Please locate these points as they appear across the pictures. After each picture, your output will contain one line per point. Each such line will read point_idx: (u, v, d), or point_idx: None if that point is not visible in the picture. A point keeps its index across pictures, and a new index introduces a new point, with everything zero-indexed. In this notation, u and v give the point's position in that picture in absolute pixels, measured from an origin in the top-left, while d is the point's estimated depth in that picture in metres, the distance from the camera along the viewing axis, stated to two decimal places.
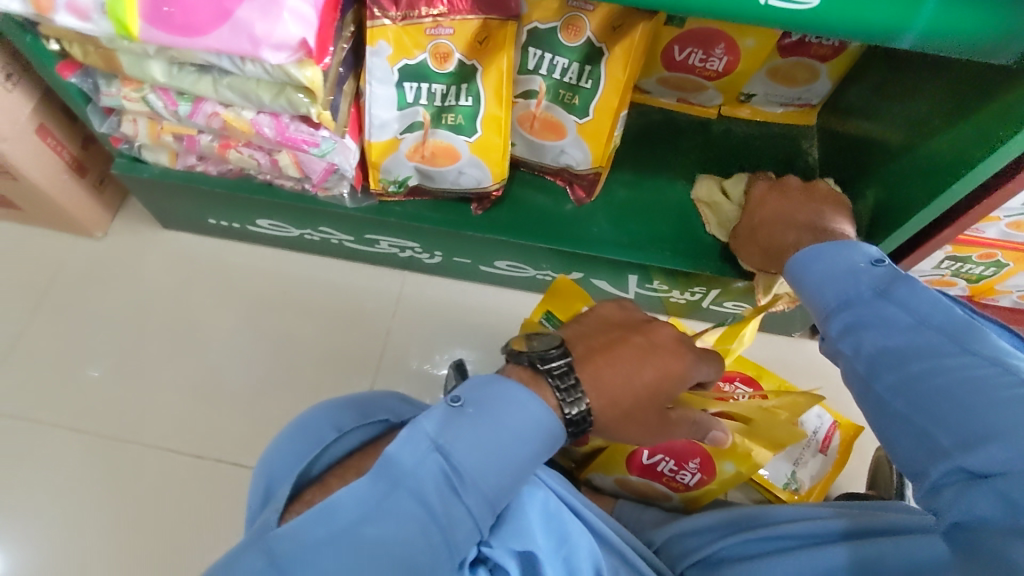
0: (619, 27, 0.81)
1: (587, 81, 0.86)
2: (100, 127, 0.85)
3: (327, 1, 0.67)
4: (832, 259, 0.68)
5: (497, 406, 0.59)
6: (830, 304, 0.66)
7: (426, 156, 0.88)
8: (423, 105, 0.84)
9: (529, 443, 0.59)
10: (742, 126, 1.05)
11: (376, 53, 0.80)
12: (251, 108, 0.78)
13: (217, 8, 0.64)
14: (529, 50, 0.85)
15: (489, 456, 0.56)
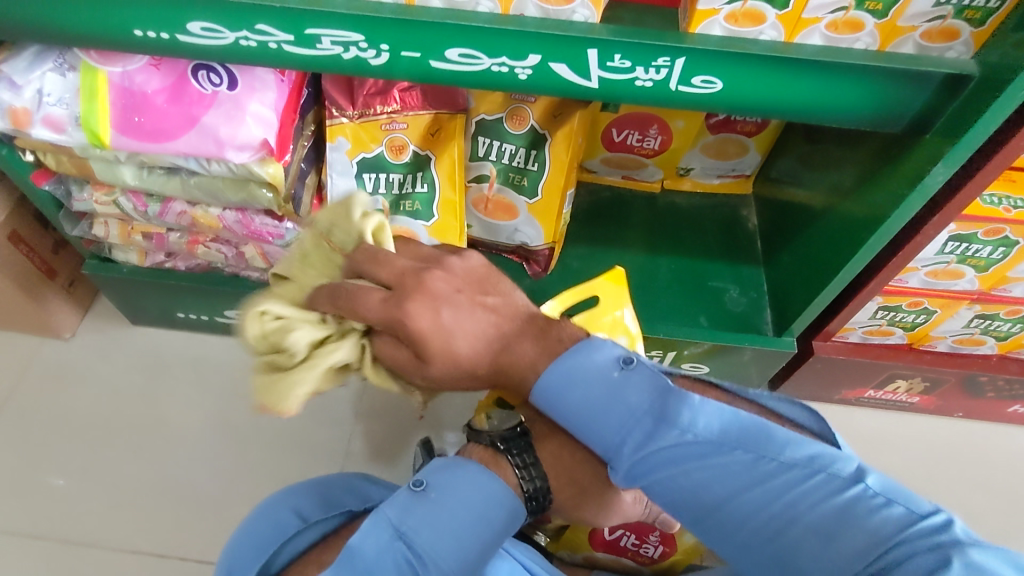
0: (558, 116, 0.89)
1: (533, 164, 0.92)
2: (72, 230, 0.89)
3: (287, 104, 0.74)
4: (584, 378, 0.55)
5: (456, 491, 0.59)
6: (614, 439, 0.54)
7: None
8: (382, 193, 0.89)
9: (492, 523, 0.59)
10: (685, 198, 1.13)
11: (335, 148, 0.86)
12: (217, 205, 0.83)
13: (185, 115, 0.70)
14: (479, 139, 0.92)
15: (453, 543, 0.57)
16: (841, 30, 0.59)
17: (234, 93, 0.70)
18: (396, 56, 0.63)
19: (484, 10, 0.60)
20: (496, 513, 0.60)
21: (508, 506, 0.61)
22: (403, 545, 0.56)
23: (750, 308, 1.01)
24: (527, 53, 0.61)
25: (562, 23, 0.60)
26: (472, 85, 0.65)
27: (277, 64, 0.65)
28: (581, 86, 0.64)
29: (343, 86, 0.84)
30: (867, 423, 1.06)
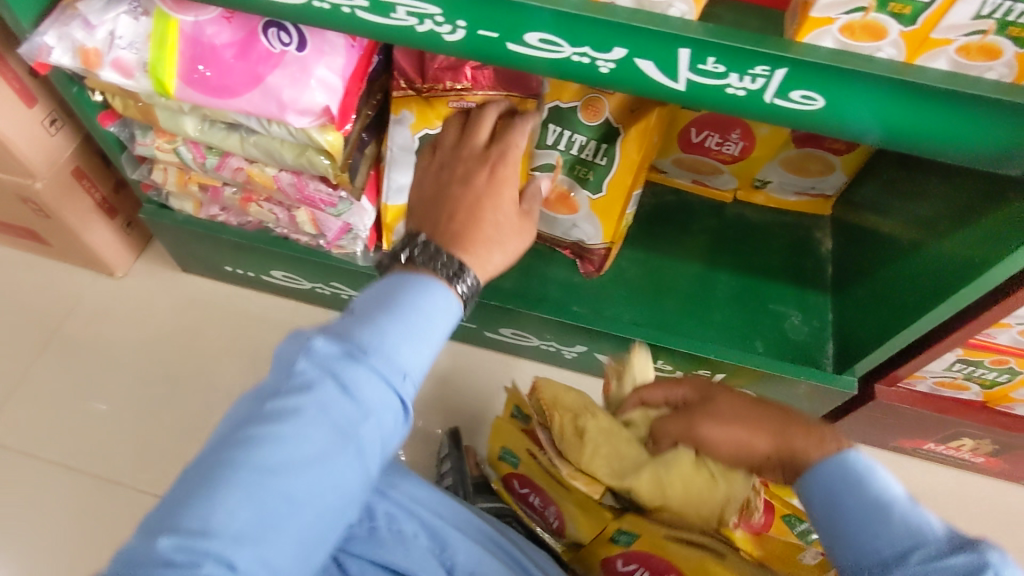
0: (636, 109, 0.84)
1: (602, 158, 0.88)
2: (132, 173, 0.89)
3: (355, 71, 0.71)
4: (850, 489, 0.49)
5: (376, 295, 0.51)
6: (884, 558, 0.46)
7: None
8: None
9: (426, 312, 0.51)
10: (756, 212, 1.06)
11: (399, 121, 0.84)
12: (273, 165, 0.81)
13: (249, 73, 0.68)
14: (550, 126, 0.87)
15: (380, 327, 0.48)
16: (973, 57, 0.51)
17: (302, 54, 0.68)
18: (473, 34, 0.59)
19: None
20: (429, 301, 0.51)
21: (439, 290, 0.52)
22: (325, 338, 0.48)
23: (811, 337, 0.95)
24: (612, 45, 0.56)
25: (655, 17, 0.55)
26: (549, 73, 0.61)
27: (350, 30, 0.62)
28: (666, 87, 0.58)
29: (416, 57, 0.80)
30: (917, 475, 1.01)
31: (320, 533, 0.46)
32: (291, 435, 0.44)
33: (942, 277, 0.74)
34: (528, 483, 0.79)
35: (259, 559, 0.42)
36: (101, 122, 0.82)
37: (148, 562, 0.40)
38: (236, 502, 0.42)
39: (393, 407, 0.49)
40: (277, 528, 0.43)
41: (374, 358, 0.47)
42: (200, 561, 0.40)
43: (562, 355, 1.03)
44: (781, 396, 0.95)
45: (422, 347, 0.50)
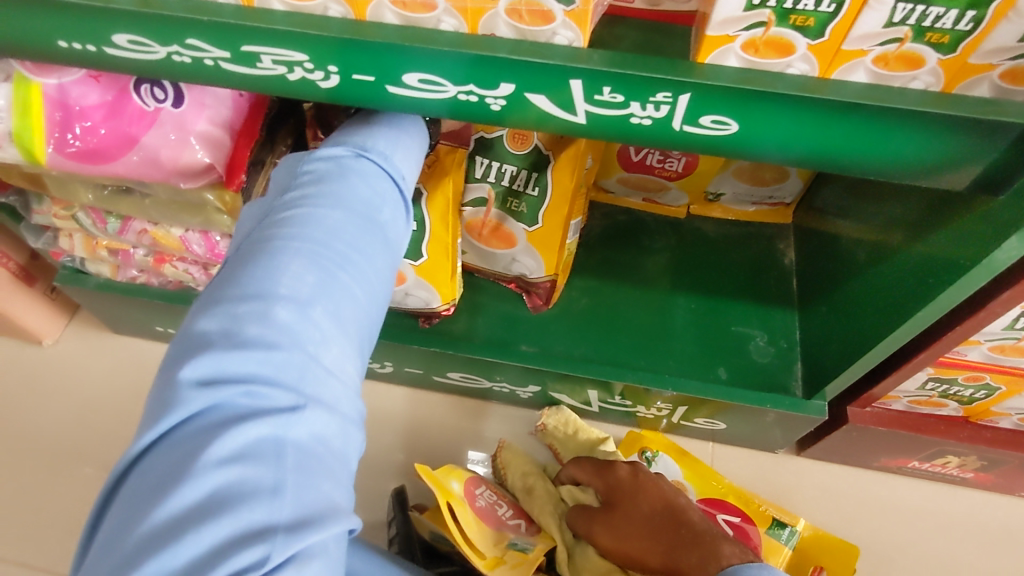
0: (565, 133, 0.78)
1: (533, 188, 0.81)
2: (36, 242, 0.84)
3: (245, 123, 0.66)
4: None
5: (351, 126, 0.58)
6: None
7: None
8: None
9: (405, 130, 0.58)
10: (713, 227, 1.01)
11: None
12: (178, 226, 0.76)
13: (123, 134, 0.62)
14: (477, 159, 0.80)
15: (369, 138, 0.55)
16: (893, 67, 0.46)
17: (179, 110, 0.62)
18: (347, 79, 0.53)
19: (448, 28, 0.50)
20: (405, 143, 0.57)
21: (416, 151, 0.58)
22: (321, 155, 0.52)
23: (778, 359, 0.89)
24: (496, 81, 0.51)
25: (539, 47, 0.49)
26: (438, 114, 0.55)
27: (218, 82, 0.57)
28: (566, 121, 0.53)
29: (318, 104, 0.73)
30: (904, 494, 0.94)
31: (367, 301, 0.46)
32: (325, 196, 0.48)
33: (902, 291, 0.68)
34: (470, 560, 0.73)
35: (327, 310, 0.43)
36: None
37: (202, 432, 0.37)
38: (301, 266, 0.43)
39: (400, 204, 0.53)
40: (335, 259, 0.45)
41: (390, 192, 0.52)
42: (273, 389, 0.39)
43: (518, 395, 0.97)
44: (750, 424, 0.88)
45: (411, 146, 0.57)
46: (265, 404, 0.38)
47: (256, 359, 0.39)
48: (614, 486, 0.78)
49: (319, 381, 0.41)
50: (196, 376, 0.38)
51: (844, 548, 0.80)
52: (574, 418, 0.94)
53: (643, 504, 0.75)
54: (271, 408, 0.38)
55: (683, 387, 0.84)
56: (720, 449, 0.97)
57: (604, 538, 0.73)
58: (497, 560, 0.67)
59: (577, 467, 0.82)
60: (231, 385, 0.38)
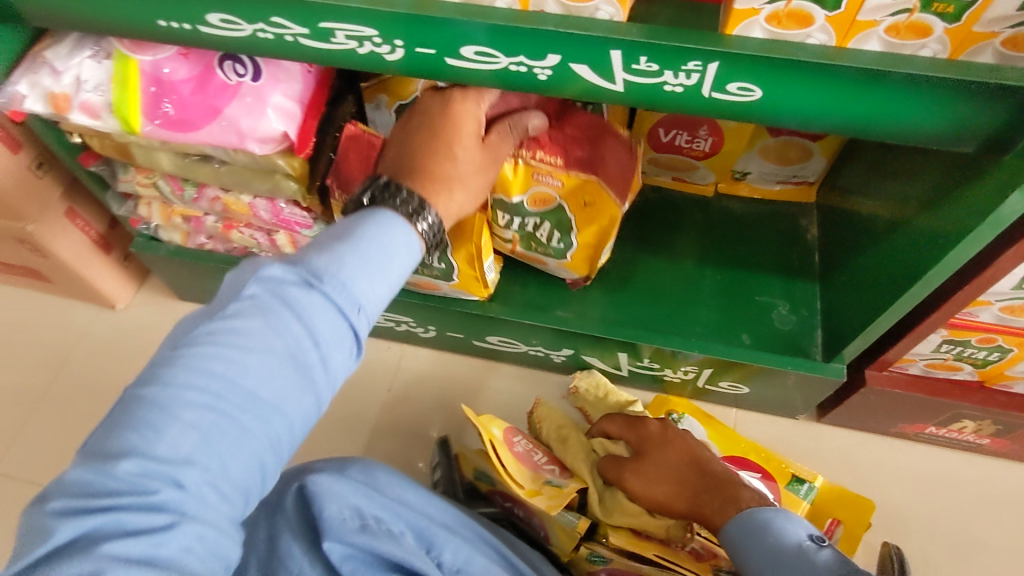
0: (587, 204, 0.81)
1: (557, 241, 0.86)
2: (118, 210, 0.92)
3: (313, 97, 0.73)
4: (773, 534, 0.64)
5: (340, 227, 0.52)
6: None
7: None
8: None
9: (384, 246, 0.52)
10: (740, 204, 1.05)
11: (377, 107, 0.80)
12: (248, 193, 0.84)
13: (209, 106, 0.70)
14: (499, 214, 0.84)
15: (336, 259, 0.49)
16: (903, 35, 0.51)
17: (257, 84, 0.70)
18: (411, 52, 0.60)
19: (502, 5, 0.57)
20: (389, 237, 0.52)
21: (400, 232, 0.53)
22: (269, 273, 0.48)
23: (799, 327, 0.93)
24: (545, 53, 0.57)
25: (583, 22, 0.55)
26: (490, 85, 0.62)
27: (296, 57, 0.64)
28: (605, 89, 0.59)
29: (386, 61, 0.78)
30: (922, 460, 0.98)
31: (264, 446, 0.45)
32: (241, 340, 0.45)
33: (915, 256, 0.73)
34: (508, 498, 0.80)
35: (204, 464, 0.42)
36: (81, 160, 0.84)
37: (67, 562, 0.38)
38: (186, 425, 0.42)
39: (341, 339, 0.49)
40: (228, 415, 0.43)
41: (337, 297, 0.48)
42: (140, 510, 0.39)
43: (551, 359, 1.03)
44: (773, 387, 0.93)
45: (387, 267, 0.51)
46: (136, 524, 0.39)
47: (133, 500, 0.39)
48: (643, 439, 0.83)
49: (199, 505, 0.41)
50: (75, 498, 0.40)
51: (860, 503, 0.85)
52: (604, 381, 1.00)
53: (670, 456, 0.80)
54: (144, 529, 0.39)
55: (707, 351, 0.89)
56: (744, 414, 1.02)
57: (633, 483, 0.78)
58: (535, 491, 0.75)
59: (610, 421, 0.87)
60: (97, 512, 0.39)
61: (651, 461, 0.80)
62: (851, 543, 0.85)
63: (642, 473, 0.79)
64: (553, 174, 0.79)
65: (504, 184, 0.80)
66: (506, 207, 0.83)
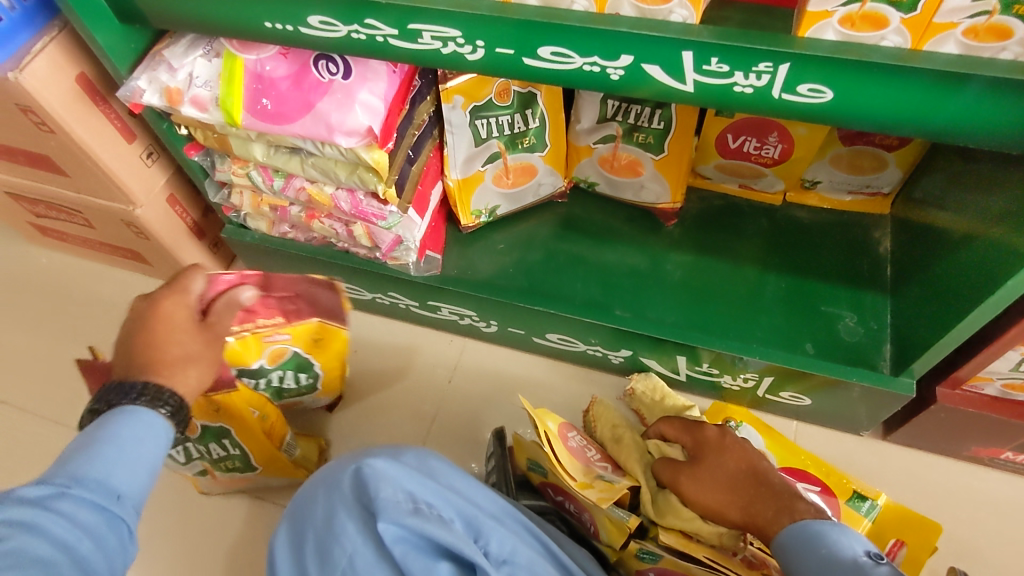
0: (316, 339, 0.88)
1: (306, 378, 0.94)
2: (214, 197, 1.00)
3: (396, 95, 0.78)
4: (832, 541, 0.64)
5: (70, 452, 0.54)
6: None
7: (508, 180, 0.99)
8: (496, 137, 0.93)
9: (139, 437, 0.56)
10: (809, 215, 1.04)
11: (452, 107, 0.89)
12: (331, 184, 0.90)
13: (304, 101, 0.76)
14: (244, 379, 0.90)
15: (92, 459, 0.53)
16: (982, 38, 0.51)
17: (347, 82, 0.75)
18: (491, 52, 0.64)
19: (580, 8, 0.60)
20: (136, 424, 0.57)
21: (151, 417, 0.58)
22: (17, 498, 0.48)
23: (866, 339, 0.92)
24: (619, 53, 0.59)
25: (657, 23, 0.58)
26: (564, 84, 0.65)
27: (385, 56, 0.69)
28: (676, 90, 0.61)
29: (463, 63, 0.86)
30: (997, 488, 0.94)
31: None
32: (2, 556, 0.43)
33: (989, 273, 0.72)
34: (560, 492, 0.80)
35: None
36: (187, 152, 0.94)
37: None
38: None
39: (113, 523, 0.51)
40: None
41: (87, 484, 0.51)
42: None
43: (609, 360, 1.04)
44: (837, 399, 0.92)
45: (150, 458, 0.56)
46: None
47: None
48: (700, 441, 0.83)
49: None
50: None
51: (925, 525, 0.81)
52: (661, 385, 1.00)
53: (728, 464, 0.79)
54: None
55: (769, 357, 0.89)
56: (804, 428, 1.01)
57: (686, 487, 0.78)
58: (587, 483, 0.75)
59: (667, 425, 0.87)
60: None
61: (706, 467, 0.79)
62: (917, 565, 0.81)
63: (695, 478, 0.78)
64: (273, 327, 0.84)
65: (237, 356, 0.85)
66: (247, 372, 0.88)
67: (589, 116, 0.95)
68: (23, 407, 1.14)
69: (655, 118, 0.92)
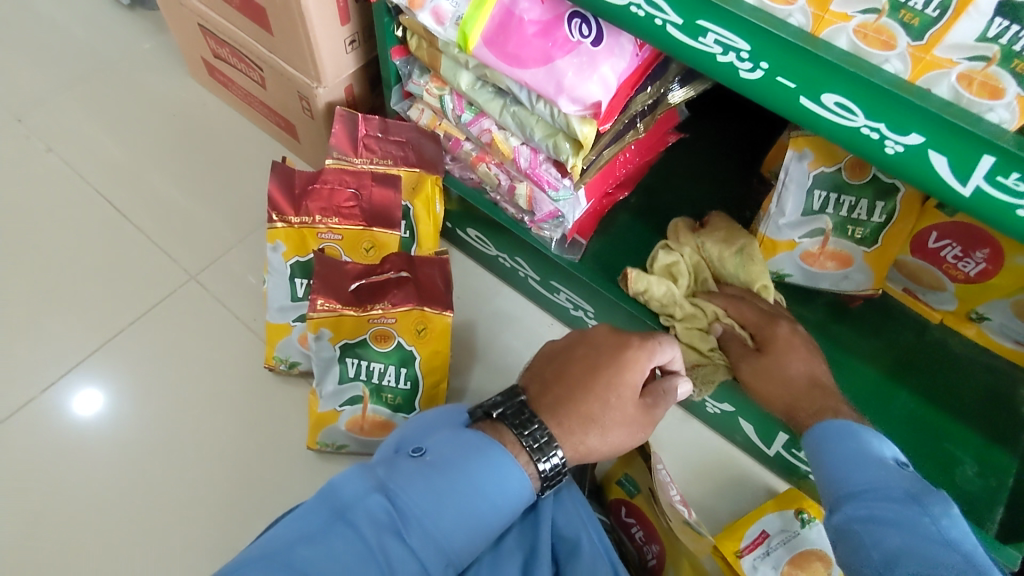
0: (367, 249, 0.94)
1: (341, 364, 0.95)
2: (394, 105, 1.00)
3: (628, 79, 0.76)
4: (863, 447, 0.66)
5: (446, 444, 0.63)
6: (853, 486, 0.63)
7: (363, 429, 0.91)
8: (362, 380, 0.89)
9: (489, 477, 0.62)
10: (961, 344, 0.99)
11: (318, 338, 0.86)
12: (519, 137, 0.88)
13: (544, 51, 0.74)
14: (297, 281, 0.96)
15: (451, 500, 0.59)
16: None
17: (595, 49, 0.73)
18: (769, 78, 0.60)
19: (890, 70, 0.56)
20: (484, 463, 0.62)
21: (506, 465, 0.63)
22: (325, 490, 0.58)
23: (979, 494, 0.88)
24: (909, 130, 0.55)
25: (967, 114, 0.53)
26: (829, 137, 0.61)
27: (649, 39, 0.67)
28: (950, 189, 0.57)
29: (328, 282, 0.85)
30: None
31: None
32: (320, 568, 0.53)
33: None
34: (634, 514, 0.80)
35: None
36: (392, 55, 0.93)
37: None
38: None
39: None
40: None
41: (414, 518, 0.57)
42: None
43: (704, 408, 1.01)
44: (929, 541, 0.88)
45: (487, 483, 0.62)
46: None
47: None
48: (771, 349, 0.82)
49: None
50: None
51: None
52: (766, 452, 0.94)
53: None
54: None
55: None
56: None
57: None
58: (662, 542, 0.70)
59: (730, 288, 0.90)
60: None
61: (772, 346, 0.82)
62: None
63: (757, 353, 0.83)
64: (330, 221, 0.93)
65: (292, 241, 0.94)
66: (304, 266, 0.95)
67: (794, 206, 0.90)
68: (149, 235, 1.20)
69: (875, 212, 0.88)
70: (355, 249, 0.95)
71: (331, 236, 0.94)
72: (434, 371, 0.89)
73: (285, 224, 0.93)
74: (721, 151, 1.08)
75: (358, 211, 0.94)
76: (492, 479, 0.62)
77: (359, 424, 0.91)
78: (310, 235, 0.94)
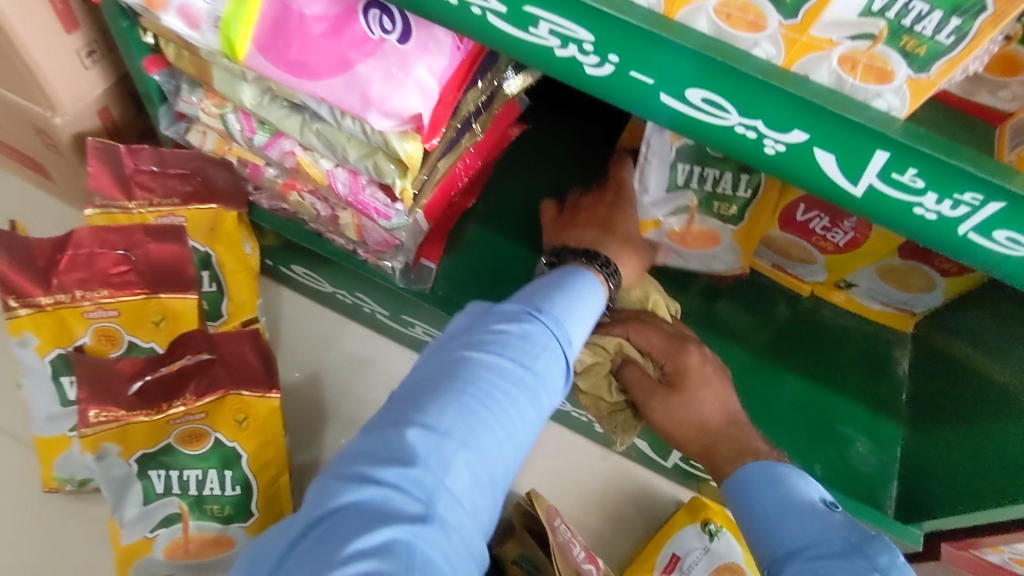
0: (156, 321, 0.74)
1: None
2: (166, 130, 0.78)
3: (452, 79, 0.61)
4: (786, 490, 0.58)
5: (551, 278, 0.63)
6: (786, 543, 0.54)
7: (186, 553, 0.70)
8: (177, 493, 0.69)
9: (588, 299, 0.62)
10: (833, 313, 0.96)
11: (103, 455, 0.66)
12: (330, 159, 0.70)
13: (339, 55, 0.57)
14: (64, 380, 0.74)
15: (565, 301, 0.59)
16: None
17: (403, 48, 0.57)
18: (621, 74, 0.48)
19: (760, 55, 0.45)
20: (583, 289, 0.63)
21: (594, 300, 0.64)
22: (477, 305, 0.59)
23: (873, 473, 0.86)
24: (791, 127, 0.46)
25: (853, 104, 0.44)
26: (698, 138, 0.51)
27: (468, 33, 0.52)
28: (840, 189, 0.48)
29: (102, 383, 0.65)
30: None
31: (493, 470, 0.50)
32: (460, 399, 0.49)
33: None
34: None
35: (464, 443, 0.48)
36: (146, 68, 0.71)
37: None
38: (448, 419, 0.48)
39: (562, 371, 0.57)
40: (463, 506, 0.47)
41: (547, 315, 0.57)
42: (408, 495, 0.44)
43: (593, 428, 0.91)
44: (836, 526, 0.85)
45: (592, 322, 0.62)
46: (400, 507, 0.44)
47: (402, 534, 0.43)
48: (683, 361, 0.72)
49: (450, 543, 0.44)
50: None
51: None
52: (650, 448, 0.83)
53: None
54: (402, 513, 0.43)
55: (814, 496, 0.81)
56: None
57: None
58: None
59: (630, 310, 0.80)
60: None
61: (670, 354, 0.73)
62: None
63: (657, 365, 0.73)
64: (96, 297, 0.71)
65: (45, 330, 0.71)
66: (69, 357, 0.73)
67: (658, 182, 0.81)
68: None
69: (741, 186, 0.80)
70: (138, 324, 0.74)
71: (103, 313, 0.72)
72: (269, 467, 0.71)
73: (30, 309, 0.70)
74: (572, 140, 0.97)
75: (134, 276, 0.73)
76: (592, 297, 0.63)
77: (181, 548, 0.70)
78: (71, 319, 0.71)
